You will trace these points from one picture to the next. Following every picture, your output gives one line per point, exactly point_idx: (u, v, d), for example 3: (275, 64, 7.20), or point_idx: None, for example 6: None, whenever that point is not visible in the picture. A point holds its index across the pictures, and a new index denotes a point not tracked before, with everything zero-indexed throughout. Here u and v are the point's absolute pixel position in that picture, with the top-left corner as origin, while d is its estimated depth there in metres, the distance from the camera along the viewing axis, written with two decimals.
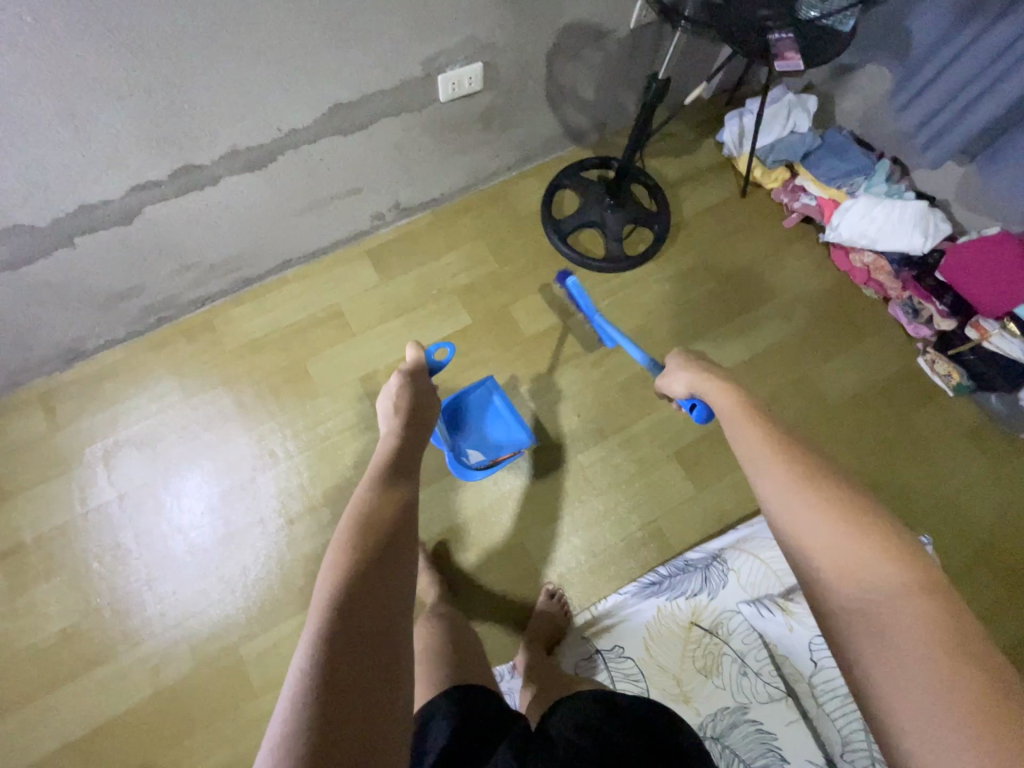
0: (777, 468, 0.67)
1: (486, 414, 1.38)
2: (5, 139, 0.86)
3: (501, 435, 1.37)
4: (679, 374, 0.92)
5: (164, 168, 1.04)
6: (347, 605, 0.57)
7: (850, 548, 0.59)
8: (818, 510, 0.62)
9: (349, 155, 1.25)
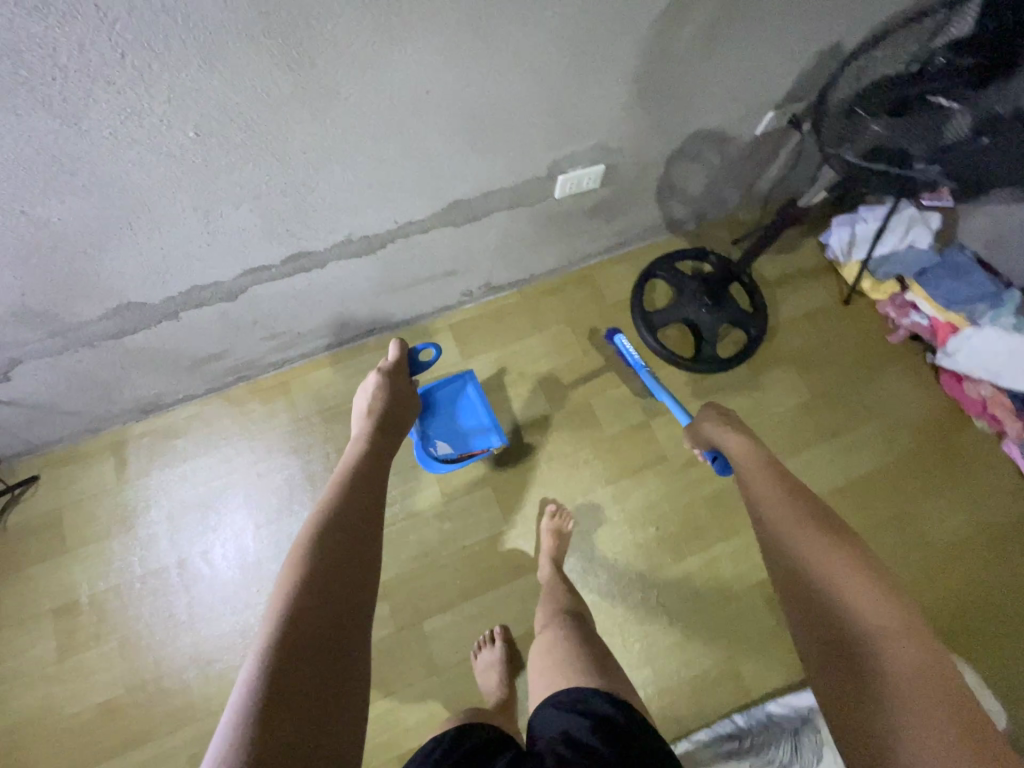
0: (785, 506, 0.78)
1: (457, 404, 1.37)
2: (138, 234, 0.83)
3: (471, 427, 1.36)
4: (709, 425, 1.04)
5: (278, 255, 1.01)
6: (300, 609, 0.67)
7: (839, 574, 0.68)
8: (817, 543, 0.72)
9: (455, 242, 1.21)
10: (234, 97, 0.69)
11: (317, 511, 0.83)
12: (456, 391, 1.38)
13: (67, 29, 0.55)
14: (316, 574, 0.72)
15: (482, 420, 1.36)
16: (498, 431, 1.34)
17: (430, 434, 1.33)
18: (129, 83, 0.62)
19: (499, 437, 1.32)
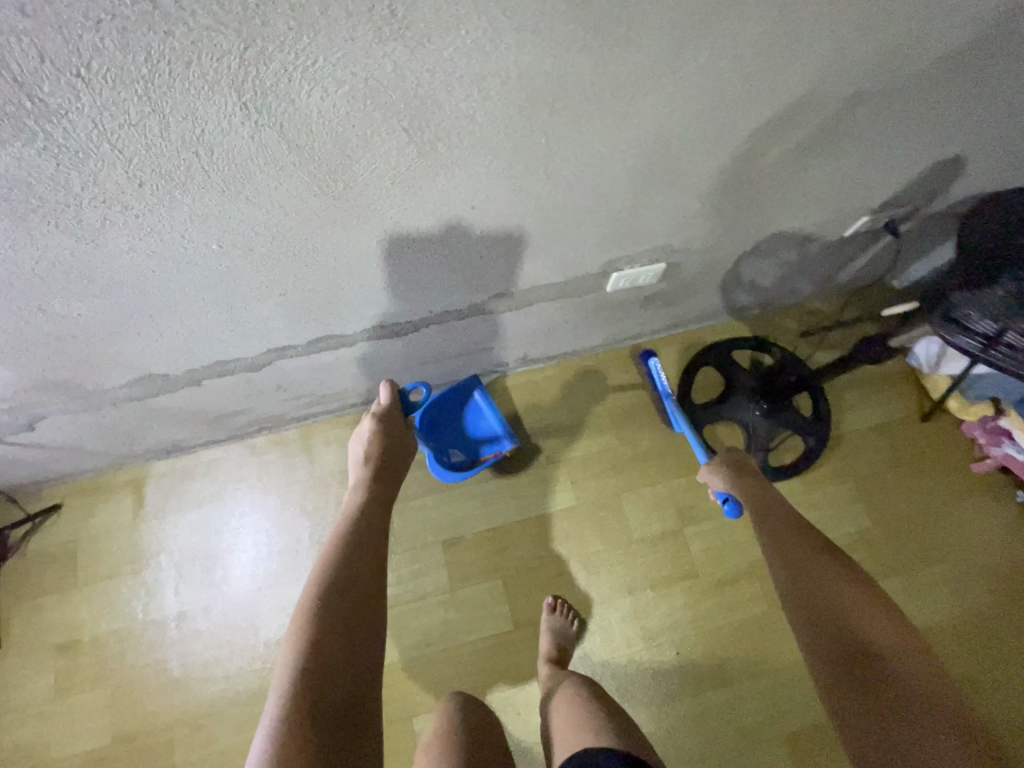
0: (794, 542, 0.85)
1: (464, 412, 1.34)
2: (161, 324, 0.79)
3: (480, 432, 1.34)
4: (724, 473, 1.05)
5: (305, 337, 0.95)
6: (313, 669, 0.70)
7: (851, 601, 0.75)
8: (826, 572, 0.79)
9: (493, 326, 1.13)
10: (260, 215, 0.63)
11: (318, 565, 0.85)
12: (463, 398, 1.34)
13: (79, 164, 0.50)
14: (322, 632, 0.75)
15: (491, 428, 1.34)
16: (510, 435, 1.32)
17: (440, 445, 1.31)
18: (146, 205, 0.56)
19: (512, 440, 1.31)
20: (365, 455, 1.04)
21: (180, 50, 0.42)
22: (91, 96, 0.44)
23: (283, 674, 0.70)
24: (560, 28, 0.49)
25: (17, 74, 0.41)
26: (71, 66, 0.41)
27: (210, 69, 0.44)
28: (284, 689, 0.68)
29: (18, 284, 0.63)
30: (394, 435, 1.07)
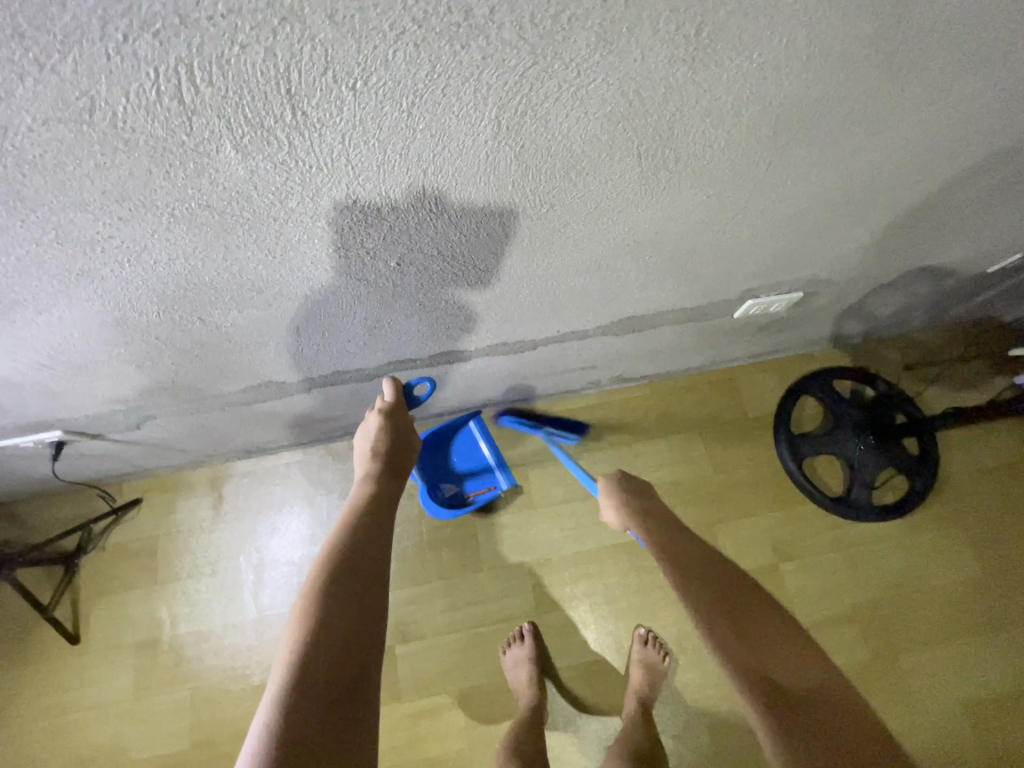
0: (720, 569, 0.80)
1: (459, 444, 1.29)
2: (303, 336, 0.76)
3: (476, 468, 1.29)
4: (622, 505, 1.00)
5: (428, 352, 0.92)
6: (308, 672, 0.59)
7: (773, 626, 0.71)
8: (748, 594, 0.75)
9: (606, 346, 1.09)
10: (406, 229, 0.55)
11: (321, 559, 0.72)
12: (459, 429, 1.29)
13: (306, 177, 0.46)
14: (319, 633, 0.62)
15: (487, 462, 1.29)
16: (507, 473, 1.28)
17: (431, 478, 1.26)
18: (348, 220, 0.52)
19: (508, 479, 1.27)
20: (369, 453, 0.88)
21: (467, 67, 0.38)
22: (352, 109, 0.40)
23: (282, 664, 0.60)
24: (850, 52, 0.44)
25: (291, 86, 0.37)
26: (349, 78, 0.37)
27: (486, 87, 0.40)
28: (278, 693, 0.57)
29: (189, 295, 0.60)
30: (399, 428, 0.91)
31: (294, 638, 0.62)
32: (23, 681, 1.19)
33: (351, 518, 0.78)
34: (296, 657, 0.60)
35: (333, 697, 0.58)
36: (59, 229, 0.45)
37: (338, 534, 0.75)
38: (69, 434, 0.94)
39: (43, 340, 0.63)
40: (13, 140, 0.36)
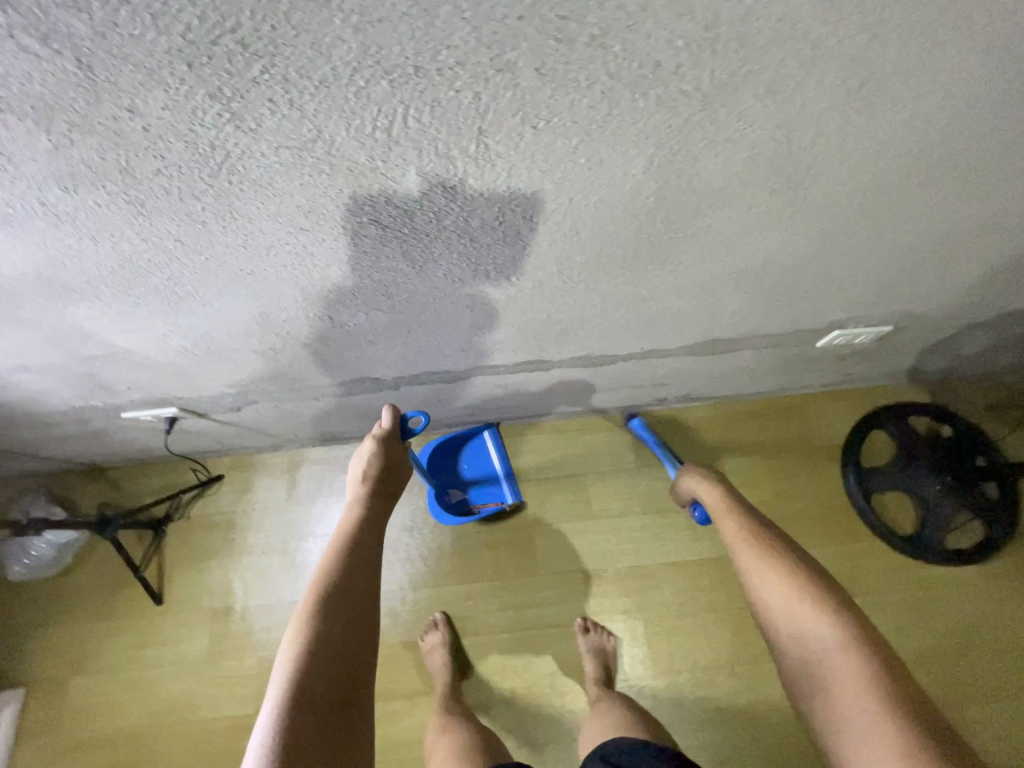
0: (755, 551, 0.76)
1: (471, 454, 1.37)
2: (411, 338, 0.81)
3: (483, 480, 1.36)
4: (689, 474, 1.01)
5: (515, 360, 0.96)
6: (301, 695, 0.59)
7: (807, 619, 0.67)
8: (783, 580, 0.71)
9: (681, 365, 1.10)
10: (538, 249, 0.60)
11: (316, 577, 0.72)
12: (474, 441, 1.37)
13: (467, 200, 0.50)
14: (315, 657, 0.63)
15: (495, 476, 1.35)
16: (513, 489, 1.34)
17: (440, 485, 1.34)
18: (490, 239, 0.57)
19: (514, 495, 1.32)
20: (364, 476, 0.87)
21: (640, 112, 0.41)
22: (528, 145, 0.44)
23: (278, 684, 0.61)
24: (998, 105, 0.46)
25: (484, 124, 0.41)
26: (536, 119, 0.41)
27: (652, 129, 0.43)
28: (275, 709, 0.58)
29: (328, 298, 0.66)
30: (397, 452, 0.90)
31: (291, 653, 0.63)
32: (112, 634, 1.29)
33: (342, 540, 0.77)
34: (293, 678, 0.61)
35: (326, 710, 0.59)
36: (247, 235, 0.52)
37: (332, 556, 0.74)
38: (182, 410, 1.03)
39: (194, 329, 0.71)
40: (244, 160, 0.42)
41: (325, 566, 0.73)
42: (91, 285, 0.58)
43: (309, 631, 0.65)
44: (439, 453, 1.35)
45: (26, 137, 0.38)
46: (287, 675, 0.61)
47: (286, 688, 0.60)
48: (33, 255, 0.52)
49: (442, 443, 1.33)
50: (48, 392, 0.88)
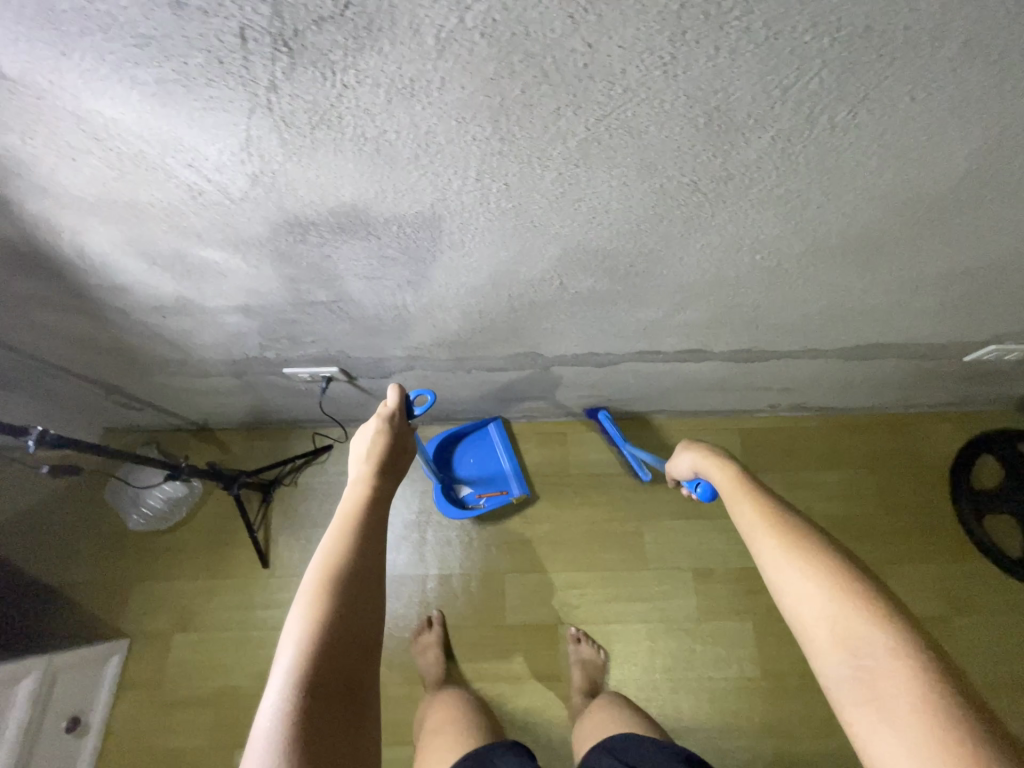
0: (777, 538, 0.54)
1: (476, 447, 1.39)
2: (613, 312, 0.84)
3: (490, 472, 1.36)
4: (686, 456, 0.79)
5: (680, 347, 0.99)
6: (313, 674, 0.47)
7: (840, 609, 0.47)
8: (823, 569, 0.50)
9: (819, 370, 1.13)
10: (806, 227, 0.63)
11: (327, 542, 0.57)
12: (479, 434, 1.39)
13: (789, 169, 0.53)
14: (333, 645, 0.49)
15: (501, 466, 1.36)
16: (518, 480, 1.34)
17: (448, 478, 1.36)
18: (775, 211, 0.60)
19: (520, 487, 1.33)
20: (374, 449, 0.70)
21: (1015, 92, 0.45)
22: (894, 114, 0.47)
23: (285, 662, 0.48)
24: None
25: (872, 91, 0.44)
26: (920, 90, 0.44)
27: (1010, 111, 0.47)
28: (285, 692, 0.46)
29: (580, 260, 0.69)
30: (406, 435, 0.74)
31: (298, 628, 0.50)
32: (218, 593, 1.30)
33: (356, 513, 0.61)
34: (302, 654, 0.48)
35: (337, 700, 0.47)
36: (572, 184, 0.54)
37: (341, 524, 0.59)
38: (340, 371, 1.06)
39: (430, 281, 0.73)
40: (639, 106, 0.45)
41: (334, 540, 0.57)
42: (384, 225, 0.61)
43: (322, 618, 0.50)
44: (444, 448, 1.38)
45: (480, 62, 0.41)
46: (299, 673, 0.47)
47: (295, 692, 0.46)
48: (366, 187, 0.54)
49: (444, 438, 1.37)
50: (240, 337, 0.91)
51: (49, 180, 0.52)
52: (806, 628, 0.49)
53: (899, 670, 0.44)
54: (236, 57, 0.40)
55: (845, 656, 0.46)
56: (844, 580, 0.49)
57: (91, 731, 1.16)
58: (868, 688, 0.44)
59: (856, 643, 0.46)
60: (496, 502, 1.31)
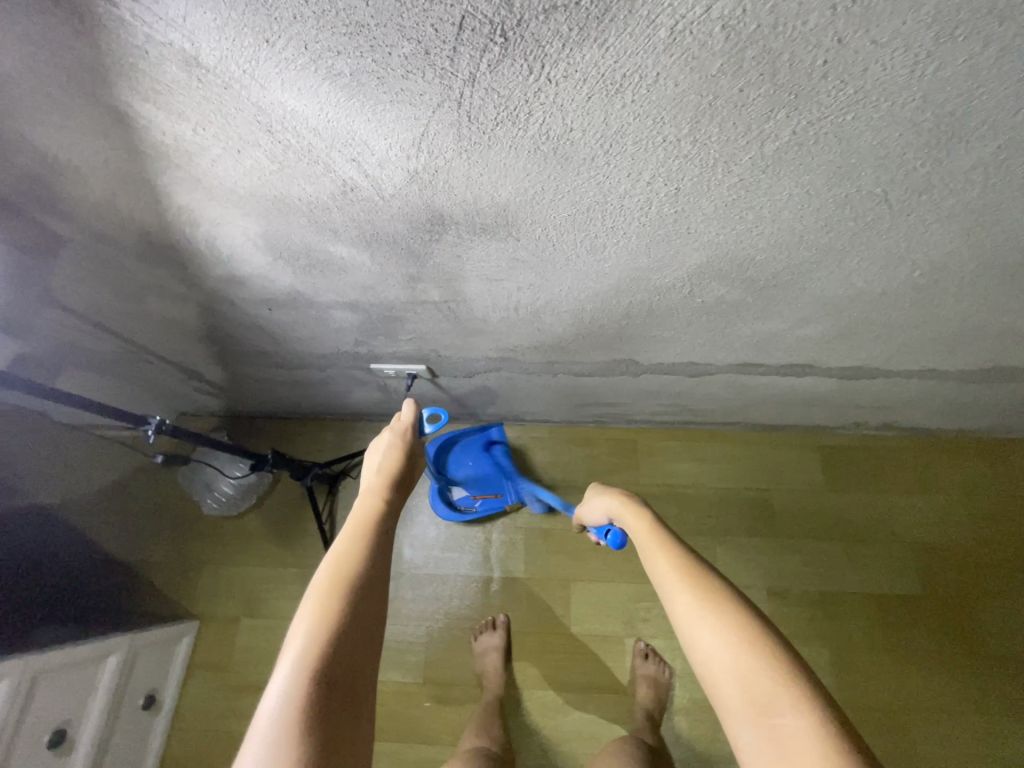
0: (685, 590, 0.53)
1: (476, 452, 1.35)
2: (732, 323, 0.79)
3: (490, 478, 1.34)
4: (599, 499, 0.78)
5: (786, 360, 0.94)
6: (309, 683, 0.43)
7: (746, 665, 0.46)
8: (726, 623, 0.49)
9: (924, 391, 1.07)
10: (986, 243, 0.57)
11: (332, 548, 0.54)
12: (480, 439, 1.36)
13: (999, 182, 0.48)
14: (336, 656, 0.45)
15: (501, 471, 1.33)
16: (516, 487, 1.32)
17: (445, 482, 1.34)
18: (962, 225, 0.54)
19: (515, 493, 1.30)
20: (387, 457, 0.67)
21: None
22: None
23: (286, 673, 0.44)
24: None
25: None
26: None
27: None
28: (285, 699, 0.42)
29: (721, 270, 0.65)
30: (421, 450, 0.71)
31: (302, 638, 0.46)
32: (284, 581, 1.30)
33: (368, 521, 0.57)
34: (307, 666, 0.44)
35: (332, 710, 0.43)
36: (749, 192, 0.50)
37: (347, 531, 0.55)
38: (427, 369, 1.04)
39: (552, 286, 0.70)
40: (861, 110, 0.41)
41: (345, 543, 0.54)
42: (528, 227, 0.58)
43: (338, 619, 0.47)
44: (441, 451, 1.35)
45: (705, 58, 0.37)
46: (302, 679, 0.43)
47: (299, 695, 0.43)
48: (525, 186, 0.51)
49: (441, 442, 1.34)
50: (338, 332, 0.90)
51: (207, 171, 0.52)
52: (718, 687, 0.47)
53: (810, 732, 0.41)
54: (445, 48, 0.38)
55: (760, 716, 0.43)
56: (752, 636, 0.48)
57: (163, 710, 1.18)
58: (777, 754, 0.41)
59: (766, 699, 0.44)
60: (494, 508, 1.30)
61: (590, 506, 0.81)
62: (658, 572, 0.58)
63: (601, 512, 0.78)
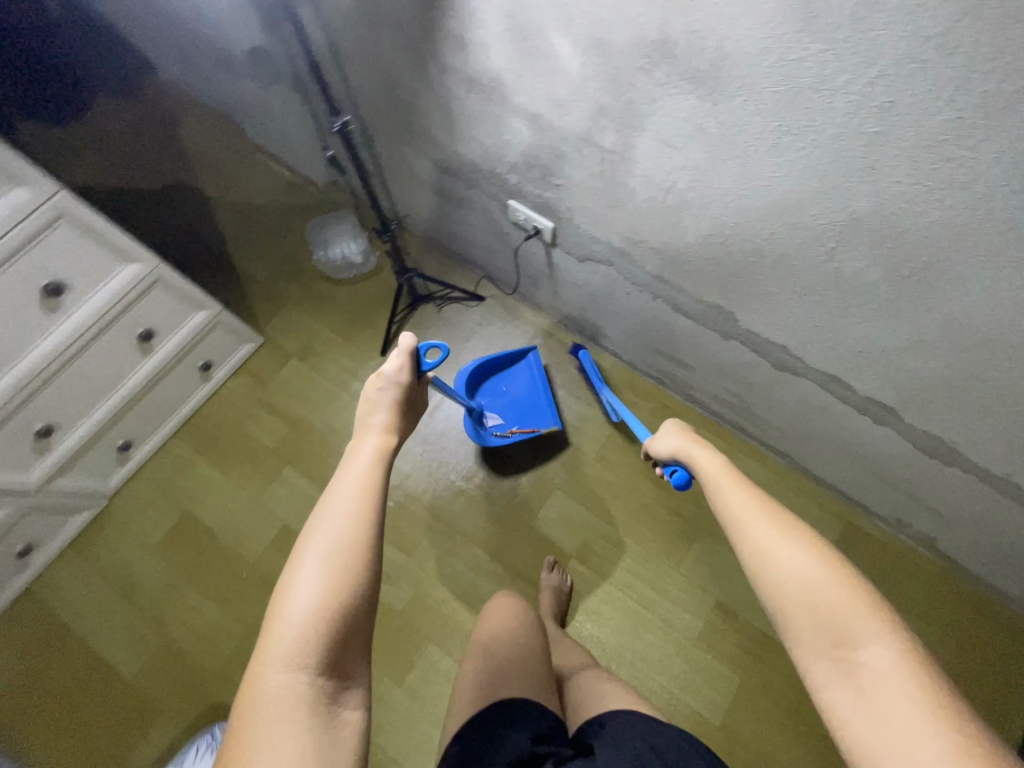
0: (768, 530, 0.54)
1: (512, 377, 1.39)
2: (850, 312, 0.78)
3: (523, 402, 1.38)
4: (669, 441, 0.74)
5: (874, 391, 0.91)
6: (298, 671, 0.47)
7: (826, 594, 0.50)
8: (810, 557, 0.51)
9: (990, 509, 1.00)
10: None
11: (318, 536, 0.52)
12: (515, 363, 1.40)
13: None
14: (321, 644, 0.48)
15: (534, 395, 1.37)
16: (550, 412, 1.35)
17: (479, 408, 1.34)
18: None
19: (554, 420, 1.33)
20: (386, 419, 0.63)
21: None
22: None
23: (275, 675, 0.47)
24: None
25: None
26: None
27: None
28: (276, 694, 0.47)
29: (871, 233, 0.65)
30: (415, 398, 0.69)
31: (281, 641, 0.48)
32: (339, 349, 1.48)
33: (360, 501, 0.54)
34: (289, 665, 0.47)
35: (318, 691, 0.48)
36: (951, 139, 0.52)
37: (335, 517, 0.53)
38: (551, 231, 1.10)
39: (712, 179, 0.73)
40: None
41: (338, 531, 0.52)
42: (731, 93, 0.61)
43: (314, 623, 0.48)
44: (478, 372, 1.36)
45: None
46: (289, 672, 0.47)
47: (289, 683, 0.47)
48: (755, 41, 0.55)
49: (484, 365, 1.33)
50: (505, 147, 0.97)
51: None
52: (793, 610, 0.51)
53: (887, 657, 0.47)
54: None
55: (833, 642, 0.49)
56: (842, 576, 0.50)
57: (211, 381, 1.42)
58: (853, 679, 0.47)
59: (843, 626, 0.48)
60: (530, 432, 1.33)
61: (654, 447, 0.78)
62: (730, 508, 0.58)
63: (665, 452, 0.75)
